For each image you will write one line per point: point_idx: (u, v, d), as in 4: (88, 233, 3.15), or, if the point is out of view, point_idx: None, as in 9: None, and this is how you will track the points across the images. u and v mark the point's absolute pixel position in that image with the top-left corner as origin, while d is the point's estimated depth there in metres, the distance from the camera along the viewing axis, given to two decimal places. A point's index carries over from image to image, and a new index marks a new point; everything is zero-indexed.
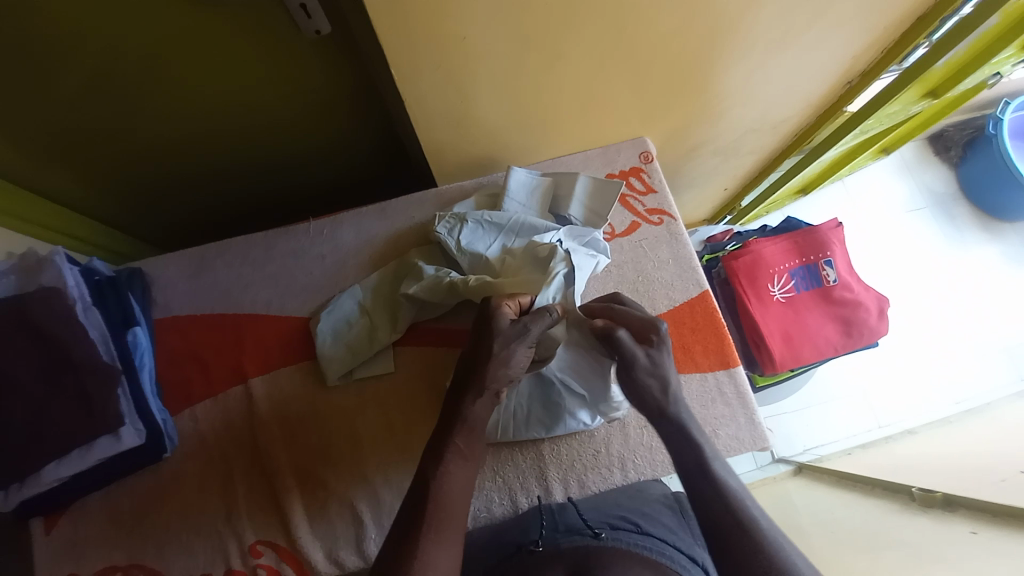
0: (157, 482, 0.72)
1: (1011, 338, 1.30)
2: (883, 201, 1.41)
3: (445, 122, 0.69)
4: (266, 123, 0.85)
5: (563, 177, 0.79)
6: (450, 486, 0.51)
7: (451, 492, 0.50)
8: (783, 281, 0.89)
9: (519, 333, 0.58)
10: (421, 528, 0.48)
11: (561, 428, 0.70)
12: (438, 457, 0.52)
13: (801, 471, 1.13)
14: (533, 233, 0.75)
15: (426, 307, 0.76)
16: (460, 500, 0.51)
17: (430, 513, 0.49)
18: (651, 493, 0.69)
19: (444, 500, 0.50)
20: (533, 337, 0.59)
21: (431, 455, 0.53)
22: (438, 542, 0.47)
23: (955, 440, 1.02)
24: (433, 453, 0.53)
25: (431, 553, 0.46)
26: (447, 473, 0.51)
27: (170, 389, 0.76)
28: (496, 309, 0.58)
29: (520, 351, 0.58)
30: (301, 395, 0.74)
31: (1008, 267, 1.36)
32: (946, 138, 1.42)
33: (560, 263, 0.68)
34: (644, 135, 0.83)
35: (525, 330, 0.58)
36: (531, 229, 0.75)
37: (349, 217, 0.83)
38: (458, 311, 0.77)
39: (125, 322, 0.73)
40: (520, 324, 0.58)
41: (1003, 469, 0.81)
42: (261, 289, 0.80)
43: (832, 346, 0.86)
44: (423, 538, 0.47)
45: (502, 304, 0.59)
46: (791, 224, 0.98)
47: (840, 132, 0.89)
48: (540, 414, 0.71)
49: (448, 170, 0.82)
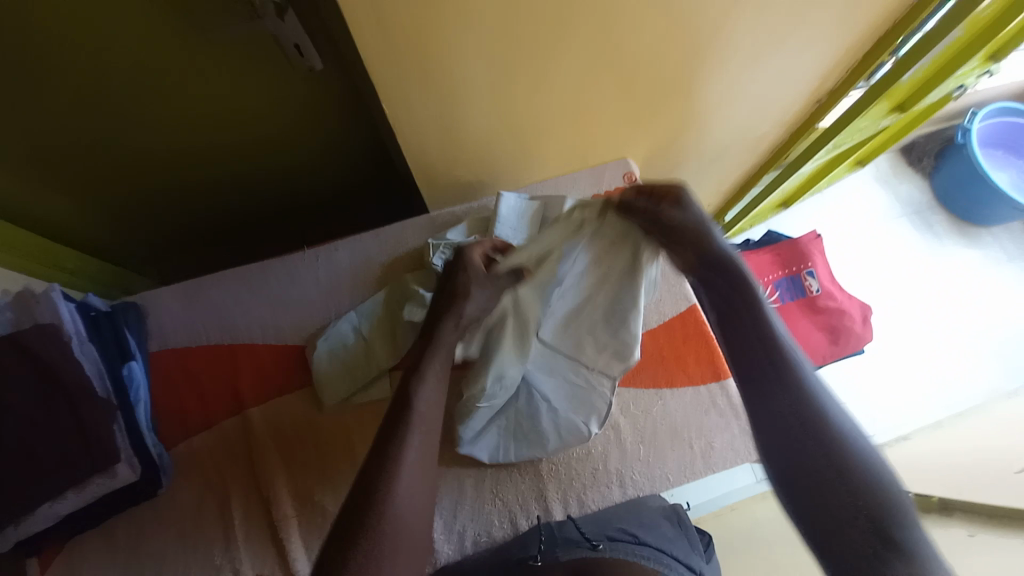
0: (152, 515, 0.71)
1: (996, 341, 1.33)
2: (862, 210, 1.45)
3: (436, 147, 0.72)
4: (263, 152, 0.88)
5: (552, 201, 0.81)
6: (423, 407, 0.56)
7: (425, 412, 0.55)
8: (768, 292, 0.91)
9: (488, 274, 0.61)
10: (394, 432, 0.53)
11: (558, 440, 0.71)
12: (419, 375, 0.57)
13: None
14: None
15: None
16: (430, 416, 0.56)
17: (403, 418, 0.54)
18: (650, 505, 0.68)
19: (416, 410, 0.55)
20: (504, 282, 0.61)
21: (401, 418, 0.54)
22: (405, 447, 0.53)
23: (950, 442, 1.03)
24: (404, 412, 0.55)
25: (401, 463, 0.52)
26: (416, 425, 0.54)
27: (165, 419, 0.75)
28: (468, 254, 0.62)
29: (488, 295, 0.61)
30: (299, 423, 0.74)
31: (987, 272, 1.40)
32: (917, 149, 1.48)
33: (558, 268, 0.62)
34: (627, 156, 0.86)
35: (495, 275, 0.60)
36: None
37: (343, 243, 0.85)
38: None
39: (122, 355, 0.73)
40: (491, 271, 0.61)
41: (996, 469, 0.82)
42: (257, 316, 0.81)
43: (820, 354, 0.88)
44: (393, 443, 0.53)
45: (473, 250, 0.63)
46: (774, 238, 1.01)
47: (814, 148, 0.93)
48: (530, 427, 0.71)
49: (439, 194, 0.84)
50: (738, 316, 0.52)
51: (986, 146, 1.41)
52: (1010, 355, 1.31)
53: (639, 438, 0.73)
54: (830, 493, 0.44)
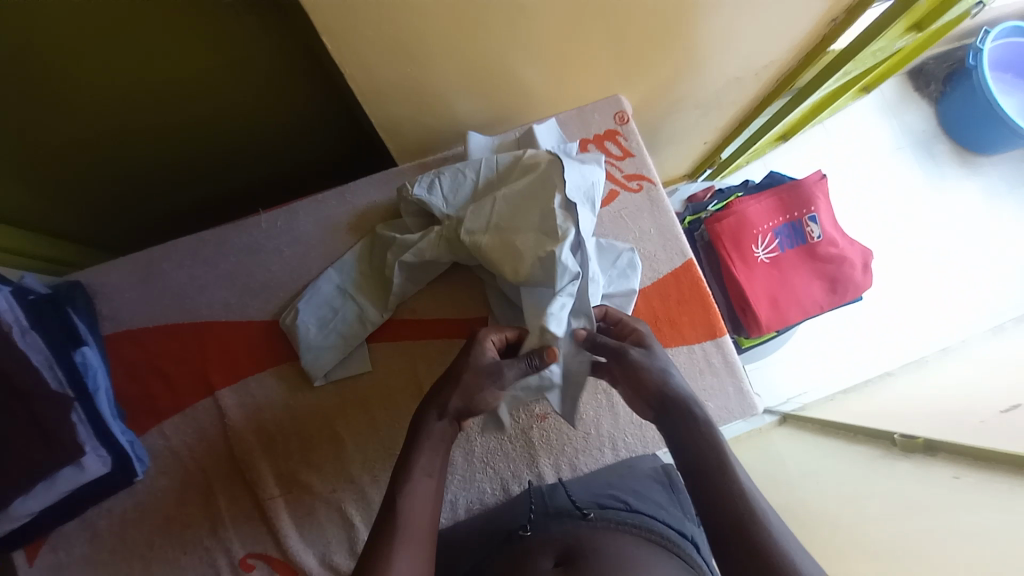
0: (133, 504, 0.68)
1: (987, 275, 1.32)
2: (864, 142, 1.37)
3: (398, 93, 0.62)
4: (206, 108, 0.77)
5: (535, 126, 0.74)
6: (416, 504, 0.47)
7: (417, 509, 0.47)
8: (767, 241, 0.85)
9: (497, 371, 0.55)
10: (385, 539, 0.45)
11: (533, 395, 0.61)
12: (404, 471, 0.49)
13: (785, 421, 1.15)
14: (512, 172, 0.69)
15: (416, 275, 0.71)
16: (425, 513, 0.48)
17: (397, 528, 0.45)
18: (641, 468, 0.67)
19: (407, 514, 0.46)
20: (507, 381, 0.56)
21: (422, 442, 0.51)
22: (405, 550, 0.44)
23: (936, 381, 1.04)
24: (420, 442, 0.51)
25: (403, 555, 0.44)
26: (434, 439, 0.52)
27: (131, 406, 0.71)
28: (480, 343, 0.56)
29: (490, 390, 0.55)
30: (276, 404, 0.70)
31: (985, 203, 1.36)
32: (926, 72, 1.37)
33: (567, 224, 0.59)
34: (619, 93, 0.76)
35: (501, 372, 0.55)
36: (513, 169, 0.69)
37: (305, 206, 0.76)
38: (446, 279, 0.73)
39: (71, 341, 0.67)
40: (496, 363, 0.55)
41: (983, 410, 0.82)
42: (218, 292, 0.74)
43: (818, 304, 0.84)
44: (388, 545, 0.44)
45: (487, 339, 0.57)
46: (774, 179, 0.94)
47: (824, 75, 0.84)
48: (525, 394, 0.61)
49: (409, 146, 0.75)
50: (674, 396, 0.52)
51: (999, 67, 1.31)
52: (999, 290, 1.31)
53: None
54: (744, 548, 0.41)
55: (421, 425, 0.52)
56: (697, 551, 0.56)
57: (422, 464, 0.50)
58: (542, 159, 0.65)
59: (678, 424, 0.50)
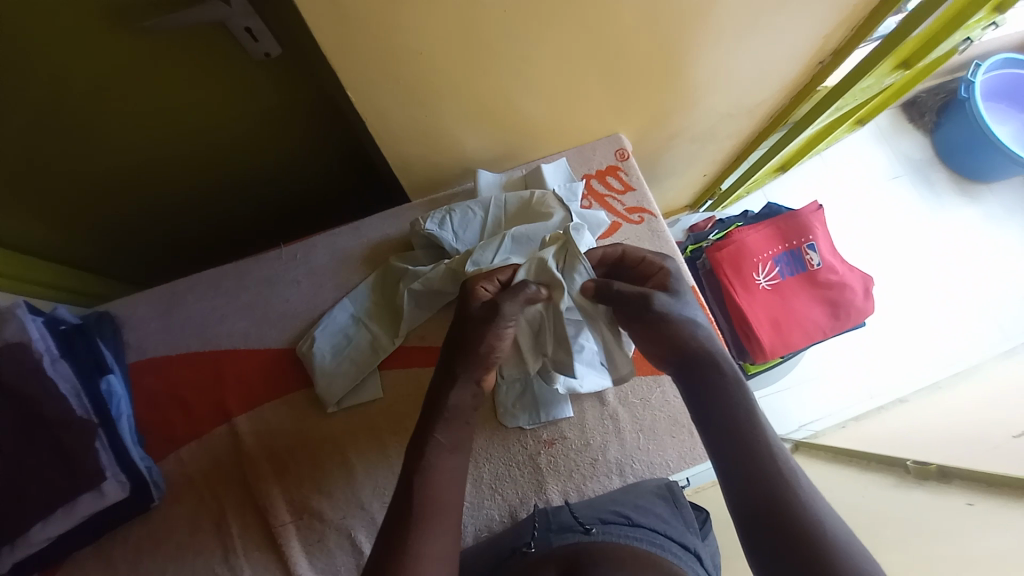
0: (147, 531, 0.70)
1: (993, 299, 1.32)
2: (863, 172, 1.41)
3: (413, 134, 0.67)
4: (237, 151, 0.83)
5: (541, 164, 0.78)
6: (437, 481, 0.52)
7: (439, 489, 0.52)
8: (768, 268, 0.87)
9: (486, 313, 0.57)
10: (413, 520, 0.50)
11: (546, 414, 0.71)
12: (423, 451, 0.54)
13: (799, 449, 1.12)
14: (522, 211, 0.74)
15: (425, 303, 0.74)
16: (449, 491, 0.53)
17: (421, 509, 0.51)
18: (645, 486, 0.66)
19: (431, 494, 0.52)
20: (506, 312, 0.56)
21: (439, 418, 0.55)
22: (433, 533, 0.50)
23: (948, 407, 1.04)
24: (439, 414, 0.55)
25: (427, 544, 0.49)
26: (451, 411, 0.55)
27: (151, 433, 0.73)
28: (471, 292, 0.60)
29: (496, 334, 0.57)
30: (289, 429, 0.72)
31: (987, 229, 1.38)
32: (919, 104, 1.42)
33: None
34: (619, 131, 0.81)
35: (495, 309, 0.56)
36: (521, 209, 0.74)
37: (322, 239, 0.80)
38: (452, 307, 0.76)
39: (99, 369, 0.70)
40: (488, 305, 0.57)
41: (995, 436, 0.82)
42: (238, 321, 0.77)
43: (820, 329, 0.85)
44: (415, 530, 0.50)
45: (476, 286, 0.61)
46: (772, 209, 0.97)
47: (815, 110, 0.88)
48: (526, 402, 0.72)
49: (421, 183, 0.79)
50: (707, 382, 0.52)
51: (990, 98, 1.35)
52: (1008, 315, 1.30)
53: (638, 427, 0.72)
54: (781, 541, 0.43)
55: (441, 398, 0.56)
56: (697, 563, 0.58)
57: (440, 440, 0.54)
58: (556, 208, 0.72)
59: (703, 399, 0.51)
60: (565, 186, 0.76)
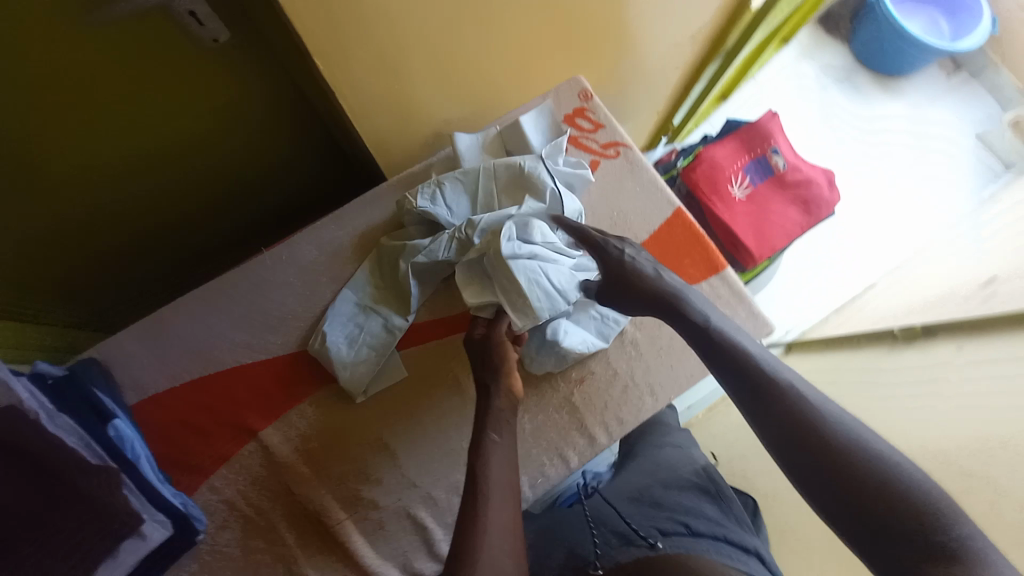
0: (196, 565, 0.67)
1: (931, 180, 1.43)
2: (797, 86, 1.49)
3: (384, 105, 0.66)
4: (198, 157, 0.78)
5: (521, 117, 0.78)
6: (493, 521, 0.52)
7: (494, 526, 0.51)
8: (740, 179, 0.92)
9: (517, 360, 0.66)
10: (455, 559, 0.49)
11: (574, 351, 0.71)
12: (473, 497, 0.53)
13: (793, 350, 1.20)
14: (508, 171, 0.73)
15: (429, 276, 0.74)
16: (505, 522, 0.52)
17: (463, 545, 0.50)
18: (684, 473, 0.73)
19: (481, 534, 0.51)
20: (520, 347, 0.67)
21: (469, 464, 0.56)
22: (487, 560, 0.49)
23: (914, 281, 1.13)
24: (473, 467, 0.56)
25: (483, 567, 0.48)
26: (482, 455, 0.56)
27: (175, 467, 0.70)
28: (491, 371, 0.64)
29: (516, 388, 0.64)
30: (320, 428, 0.71)
31: (913, 118, 1.49)
32: (833, 15, 1.52)
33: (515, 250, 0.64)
34: (579, 74, 0.83)
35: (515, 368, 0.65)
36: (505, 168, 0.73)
37: (307, 236, 0.78)
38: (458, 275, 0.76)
39: (101, 417, 0.65)
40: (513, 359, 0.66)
41: (964, 289, 0.90)
42: (239, 336, 0.74)
43: (797, 226, 0.90)
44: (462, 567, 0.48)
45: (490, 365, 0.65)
46: (731, 126, 1.02)
47: (752, 24, 0.93)
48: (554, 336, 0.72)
49: (396, 158, 0.78)
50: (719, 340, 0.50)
51: None
52: (945, 191, 1.42)
53: (658, 347, 0.74)
54: (824, 473, 0.40)
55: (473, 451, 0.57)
56: (760, 565, 0.60)
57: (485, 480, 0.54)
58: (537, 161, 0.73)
59: (721, 353, 0.49)
60: (550, 143, 0.76)
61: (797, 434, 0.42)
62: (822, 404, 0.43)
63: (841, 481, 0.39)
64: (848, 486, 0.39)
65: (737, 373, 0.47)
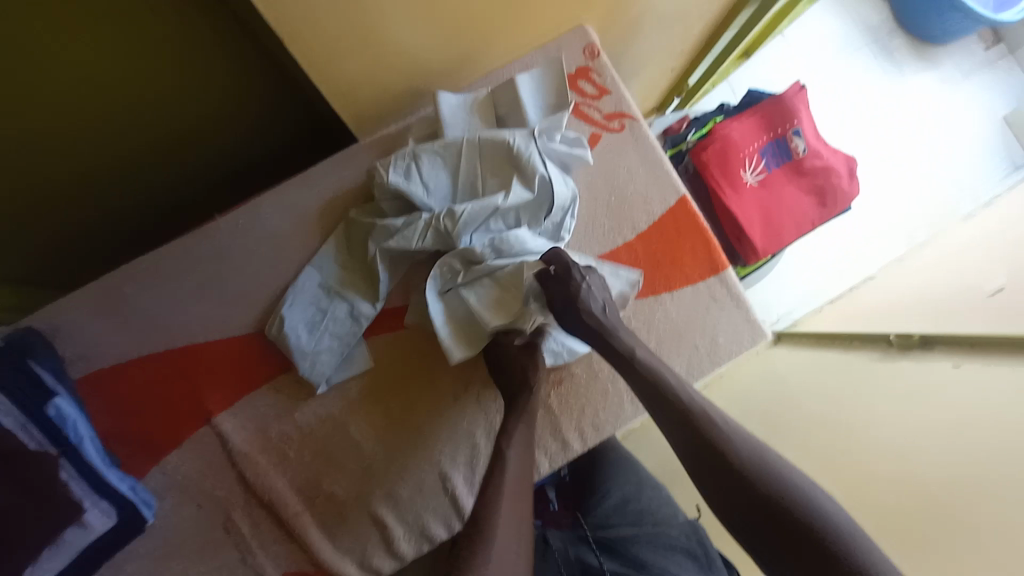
0: (148, 548, 0.64)
1: (952, 164, 1.34)
2: (826, 47, 1.35)
3: (345, 45, 0.55)
4: (136, 89, 0.67)
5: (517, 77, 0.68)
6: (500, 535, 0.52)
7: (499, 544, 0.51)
8: (754, 163, 0.83)
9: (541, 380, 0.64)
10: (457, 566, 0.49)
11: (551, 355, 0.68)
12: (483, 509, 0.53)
13: (782, 339, 1.16)
14: (495, 148, 0.65)
15: (401, 259, 0.67)
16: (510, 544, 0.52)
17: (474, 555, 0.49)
18: (673, 533, 0.76)
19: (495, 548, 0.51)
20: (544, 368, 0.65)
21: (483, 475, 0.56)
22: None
23: (918, 278, 1.08)
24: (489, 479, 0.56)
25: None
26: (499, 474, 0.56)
27: (124, 448, 0.66)
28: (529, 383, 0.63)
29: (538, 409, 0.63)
30: (280, 417, 0.66)
31: (945, 93, 1.37)
32: None
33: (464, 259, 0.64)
34: (584, 23, 0.71)
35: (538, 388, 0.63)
36: (491, 144, 0.65)
37: (265, 202, 0.69)
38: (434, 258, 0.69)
39: (41, 394, 0.60)
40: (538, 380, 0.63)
41: (971, 296, 0.86)
42: (189, 311, 0.67)
43: (810, 220, 0.83)
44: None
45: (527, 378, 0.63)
46: (751, 97, 0.91)
47: None
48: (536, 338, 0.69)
49: (366, 115, 0.67)
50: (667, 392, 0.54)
51: None
52: (964, 177, 1.34)
53: None
54: (759, 517, 0.46)
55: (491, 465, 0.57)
56: None
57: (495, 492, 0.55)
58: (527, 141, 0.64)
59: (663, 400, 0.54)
60: (546, 123, 0.67)
61: (736, 477, 0.48)
62: (766, 455, 0.49)
63: (776, 522, 0.46)
64: (779, 528, 0.45)
65: (680, 422, 0.52)
